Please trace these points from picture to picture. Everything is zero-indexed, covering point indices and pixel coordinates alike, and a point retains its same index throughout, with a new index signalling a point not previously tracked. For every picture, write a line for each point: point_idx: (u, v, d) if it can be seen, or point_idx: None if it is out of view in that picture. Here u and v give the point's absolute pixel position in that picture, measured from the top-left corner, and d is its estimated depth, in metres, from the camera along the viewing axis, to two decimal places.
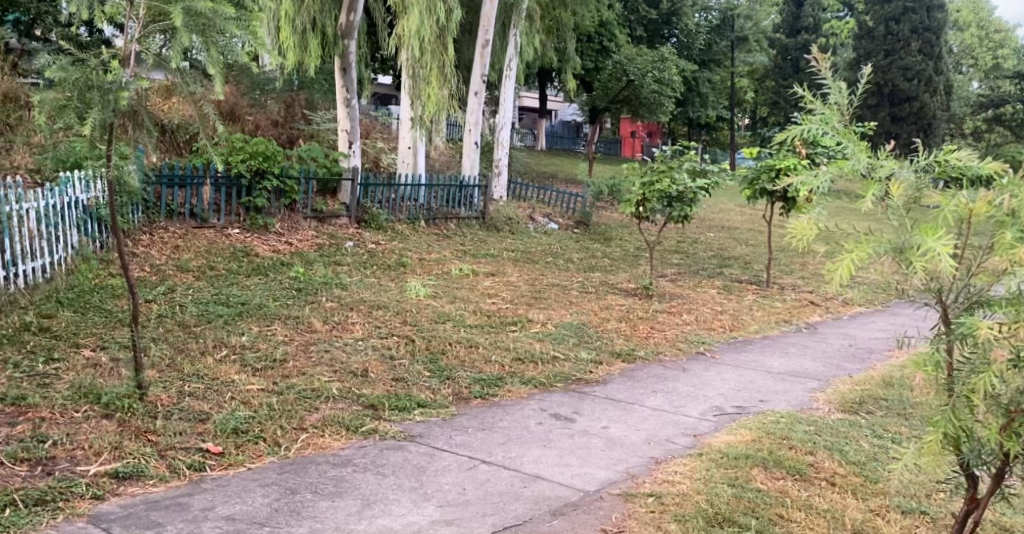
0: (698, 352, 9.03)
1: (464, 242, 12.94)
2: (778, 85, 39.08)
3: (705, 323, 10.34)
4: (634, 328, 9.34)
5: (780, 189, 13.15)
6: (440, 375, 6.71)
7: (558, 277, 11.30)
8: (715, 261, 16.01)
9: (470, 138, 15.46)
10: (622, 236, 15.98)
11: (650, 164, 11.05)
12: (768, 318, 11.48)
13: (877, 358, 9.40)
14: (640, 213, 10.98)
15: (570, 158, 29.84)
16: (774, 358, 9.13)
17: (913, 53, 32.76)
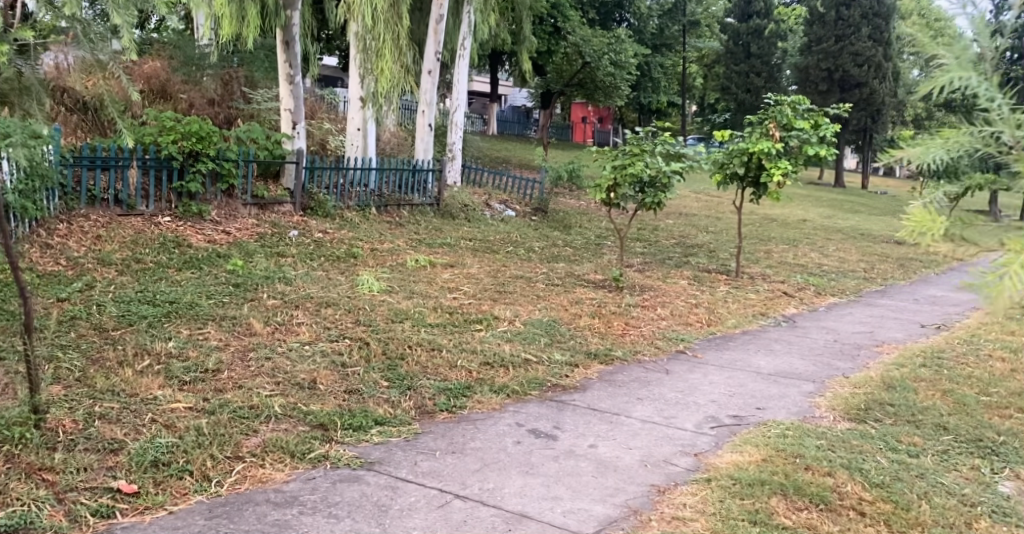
0: (677, 351, 8.26)
1: (419, 231, 12.06)
2: (730, 70, 38.52)
3: (681, 318, 9.58)
4: (609, 325, 8.54)
5: (753, 173, 12.50)
6: (399, 386, 5.83)
7: (521, 269, 10.46)
8: (680, 249, 15.34)
9: (424, 119, 14.50)
10: (584, 224, 15.17)
11: (620, 147, 10.25)
12: (744, 311, 10.76)
13: (868, 356, 8.78)
14: (611, 199, 10.19)
15: (524, 144, 28.91)
16: (761, 358, 8.40)
17: (863, 39, 33.79)
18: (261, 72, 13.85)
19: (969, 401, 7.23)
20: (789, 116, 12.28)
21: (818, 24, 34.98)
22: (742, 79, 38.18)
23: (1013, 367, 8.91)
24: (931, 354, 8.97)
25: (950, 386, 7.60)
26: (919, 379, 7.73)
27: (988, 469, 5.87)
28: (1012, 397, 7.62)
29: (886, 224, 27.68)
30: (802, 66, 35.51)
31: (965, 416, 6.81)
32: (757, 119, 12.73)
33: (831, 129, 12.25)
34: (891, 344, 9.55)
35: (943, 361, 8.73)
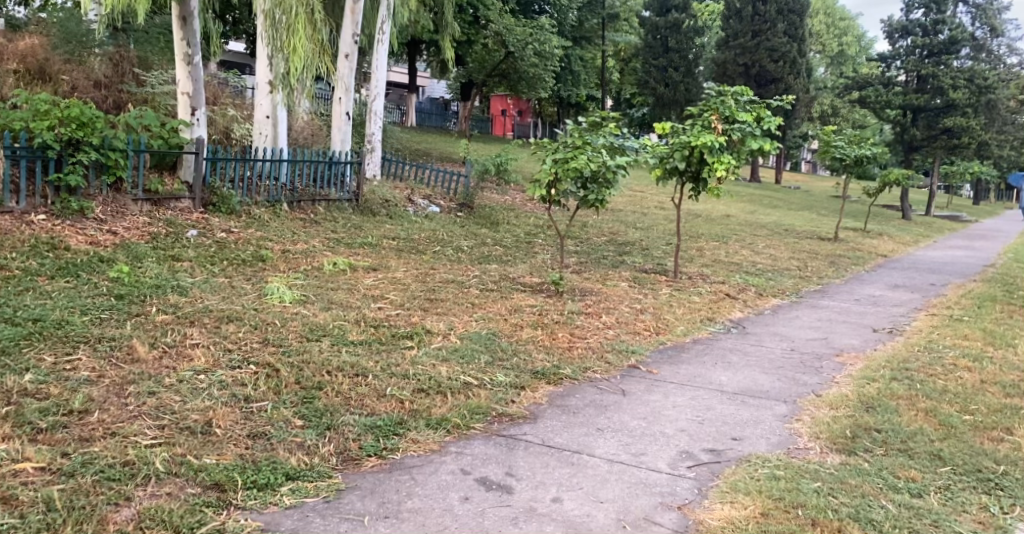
0: (630, 366, 7.31)
1: (337, 228, 10.96)
2: (649, 64, 37.75)
3: (628, 325, 8.59)
4: (554, 338, 7.54)
5: (696, 168, 11.51)
6: (317, 426, 4.82)
7: (451, 271, 9.46)
8: (612, 247, 13.74)
9: (341, 107, 13.34)
10: (512, 220, 14.19)
11: (559, 140, 9.29)
12: (691, 316, 9.71)
13: (831, 369, 8.06)
14: (550, 196, 9.28)
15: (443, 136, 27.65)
16: (721, 373, 7.52)
17: (779, 35, 33.64)
18: (156, 53, 12.49)
19: (954, 424, 6.55)
20: (731, 107, 11.37)
21: (734, 19, 34.57)
22: (660, 74, 37.51)
23: (981, 378, 8.31)
24: (896, 366, 8.28)
25: (930, 405, 6.93)
26: (895, 397, 7.02)
27: (998, 507, 5.15)
28: (993, 415, 7.01)
29: (807, 219, 27.44)
30: (719, 60, 35.12)
31: (956, 444, 6.10)
32: (698, 111, 11.77)
33: (775, 122, 11.44)
34: (850, 352, 8.88)
35: (909, 372, 8.05)
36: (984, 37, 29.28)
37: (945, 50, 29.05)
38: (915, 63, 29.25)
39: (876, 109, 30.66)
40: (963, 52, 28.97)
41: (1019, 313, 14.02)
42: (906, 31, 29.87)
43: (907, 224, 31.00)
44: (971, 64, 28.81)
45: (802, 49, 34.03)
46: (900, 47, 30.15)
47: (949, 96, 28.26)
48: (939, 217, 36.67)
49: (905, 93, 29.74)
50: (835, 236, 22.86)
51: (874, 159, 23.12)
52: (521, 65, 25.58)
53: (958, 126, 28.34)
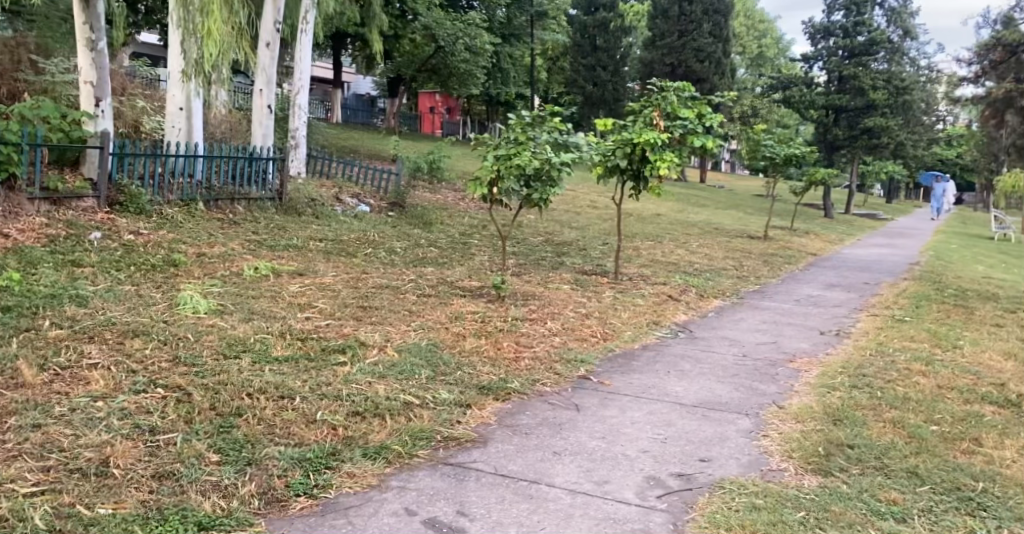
0: (580, 377, 6.78)
1: (258, 229, 10.20)
2: (578, 63, 37.27)
3: (574, 331, 8.06)
4: (499, 348, 6.95)
5: (639, 167, 10.98)
6: (236, 462, 4.23)
7: (384, 276, 8.81)
8: (549, 246, 13.25)
9: (262, 99, 12.53)
10: (445, 220, 13.56)
11: (499, 136, 8.76)
12: (637, 319, 9.14)
13: (788, 376, 7.66)
14: (492, 196, 8.73)
15: (369, 132, 26.83)
16: (676, 383, 7.02)
17: (705, 35, 33.61)
18: (58, 41, 11.59)
19: (924, 436, 6.17)
20: (674, 102, 10.86)
21: (660, 19, 34.37)
22: (588, 73, 37.08)
23: (938, 383, 8.03)
24: (853, 373, 7.93)
25: (896, 415, 6.56)
26: (859, 407, 6.63)
27: (986, 531, 4.75)
28: (959, 425, 6.70)
29: (736, 218, 27.40)
30: (646, 59, 34.95)
31: (931, 459, 5.71)
32: (639, 107, 11.25)
33: (718, 119, 11.00)
34: (804, 358, 8.51)
35: (868, 379, 7.69)
36: (901, 41, 29.31)
37: (864, 52, 29.35)
38: (836, 64, 29.51)
39: (799, 109, 30.84)
40: (881, 54, 29.28)
41: (954, 312, 13.96)
42: (827, 32, 30.18)
43: (831, 223, 31.27)
44: (888, 66, 29.17)
45: (727, 49, 34.09)
46: (821, 48, 30.41)
47: (869, 97, 28.62)
48: (858, 215, 37.21)
49: (827, 93, 29.99)
50: (765, 234, 22.77)
51: (802, 158, 23.15)
52: (451, 60, 24.97)
53: (879, 126, 28.74)
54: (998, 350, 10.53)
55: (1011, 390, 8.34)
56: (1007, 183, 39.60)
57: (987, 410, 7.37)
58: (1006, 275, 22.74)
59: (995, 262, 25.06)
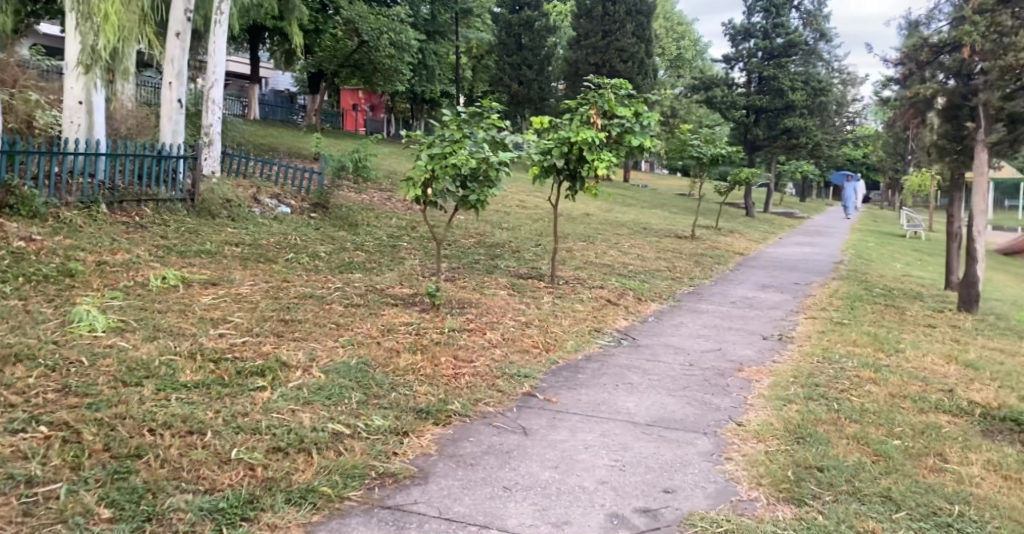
0: (525, 395, 6.25)
1: (168, 233, 9.42)
2: (502, 61, 36.40)
3: (515, 342, 7.52)
4: (437, 365, 6.37)
5: (575, 166, 10.49)
6: (130, 519, 3.87)
7: (308, 284, 8.13)
8: (481, 248, 12.64)
9: (171, 93, 11.66)
10: (371, 221, 12.88)
11: (433, 133, 8.16)
12: (578, 327, 8.64)
13: (740, 388, 7.26)
14: (426, 198, 8.15)
15: (287, 129, 25.79)
16: (626, 398, 6.54)
17: (628, 35, 33.38)
18: None
19: (891, 453, 5.81)
20: (611, 99, 10.34)
21: (585, 18, 33.95)
22: (513, 72, 36.34)
23: (890, 392, 7.74)
24: (805, 382, 7.57)
25: (858, 430, 6.20)
26: (820, 423, 6.25)
27: None
28: (920, 439, 6.37)
29: (663, 217, 27.21)
30: (570, 59, 34.50)
31: (904, 481, 5.35)
32: (575, 104, 10.60)
33: (655, 117, 10.58)
34: (752, 366, 8.15)
35: (822, 390, 7.34)
36: (815, 42, 29.97)
37: (783, 54, 29.59)
38: (757, 64, 29.58)
39: (720, 109, 30.88)
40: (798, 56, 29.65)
41: (888, 313, 13.86)
42: (747, 33, 30.25)
43: (754, 222, 31.42)
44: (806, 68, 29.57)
45: (649, 50, 33.93)
46: (742, 49, 30.43)
47: (788, 98, 28.83)
48: (777, 214, 37.54)
49: (748, 94, 30.07)
50: (693, 234, 22.55)
51: (727, 158, 23.01)
52: (374, 55, 24.11)
53: (798, 126, 29.06)
54: (938, 353, 10.36)
55: (960, 396, 8.10)
56: (915, 183, 40.62)
57: (943, 420, 7.09)
58: (926, 273, 23.02)
59: (912, 261, 25.42)
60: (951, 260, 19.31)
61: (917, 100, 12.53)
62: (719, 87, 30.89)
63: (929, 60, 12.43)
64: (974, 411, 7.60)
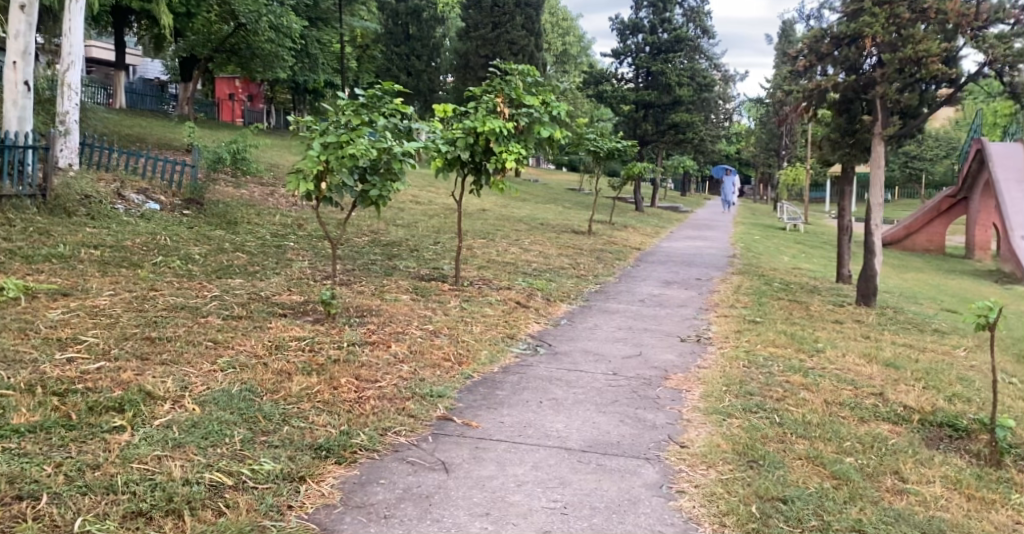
0: (442, 422, 5.47)
1: (11, 234, 8.17)
2: (390, 52, 35.12)
3: (423, 355, 6.68)
4: (337, 389, 5.55)
5: (481, 158, 9.68)
6: None
7: (180, 291, 7.11)
8: (374, 247, 11.66)
9: (17, 76, 10.29)
10: (253, 219, 11.75)
11: (325, 120, 7.25)
12: (489, 335, 7.82)
13: (672, 399, 6.62)
14: (320, 192, 7.21)
15: (159, 120, 24.02)
16: (553, 417, 5.81)
17: (518, 28, 32.36)
18: None
19: (849, 474, 5.22)
20: (518, 87, 9.63)
21: (474, 9, 32.69)
22: (402, 62, 35.03)
23: (825, 399, 7.22)
24: (737, 391, 6.99)
25: (809, 448, 5.63)
26: (768, 441, 5.65)
27: None
28: (873, 454, 5.83)
29: (557, 212, 26.60)
30: (461, 51, 33.27)
31: (875, 511, 4.74)
32: (480, 92, 9.81)
33: (563, 107, 9.94)
34: (677, 374, 7.54)
35: (757, 400, 6.76)
36: (699, 38, 29.94)
37: (670, 49, 29.51)
38: (645, 59, 29.38)
39: (611, 105, 30.21)
40: (684, 51, 29.59)
41: (795, 309, 13.57)
42: (635, 28, 29.90)
43: (645, 216, 31.23)
44: (691, 64, 29.53)
45: (539, 44, 32.77)
46: (630, 44, 30.11)
47: (676, 93, 28.79)
48: (664, 208, 37.54)
49: (636, 89, 29.77)
50: (589, 230, 21.99)
51: (622, 152, 22.60)
52: (253, 41, 22.67)
53: (685, 121, 29.11)
54: (857, 352, 10.00)
55: (894, 401, 7.63)
56: (790, 177, 41.59)
57: (885, 430, 6.59)
58: (815, 265, 23.17)
59: (799, 253, 25.62)
60: (843, 253, 19.36)
61: (817, 92, 12.25)
62: (609, 82, 30.49)
63: (830, 52, 12.10)
64: (911, 417, 7.15)
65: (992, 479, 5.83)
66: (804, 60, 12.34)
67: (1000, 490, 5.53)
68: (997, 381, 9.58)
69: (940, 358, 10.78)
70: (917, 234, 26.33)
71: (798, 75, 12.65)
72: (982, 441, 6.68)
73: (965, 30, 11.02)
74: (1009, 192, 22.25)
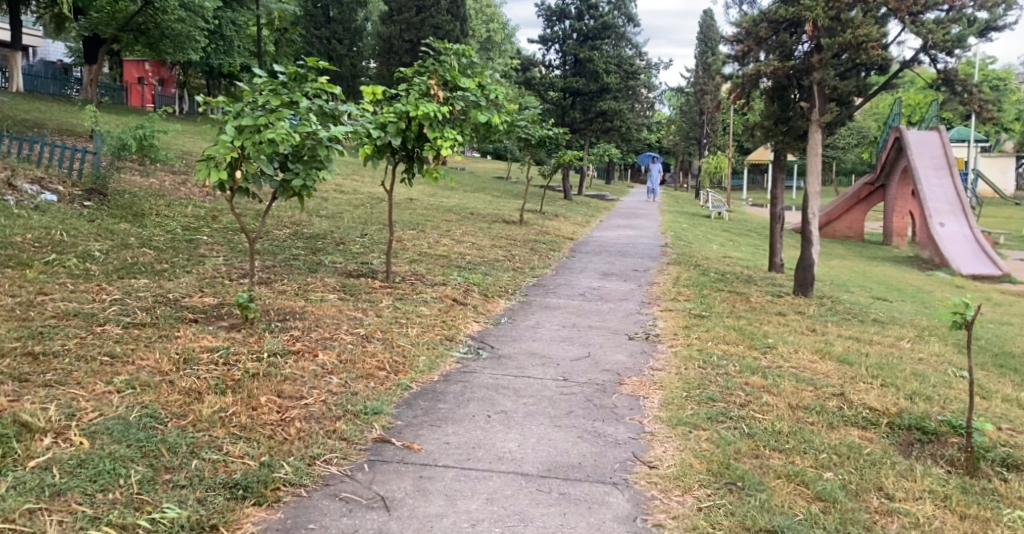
0: (380, 444, 4.82)
1: None
2: (309, 34, 33.50)
3: (354, 365, 5.97)
4: (255, 410, 4.86)
5: (414, 145, 8.96)
6: None
7: (75, 295, 6.31)
8: (297, 240, 10.81)
9: None
10: (161, 210, 10.80)
11: (239, 101, 6.45)
12: (426, 337, 7.13)
13: (629, 407, 6.05)
14: (234, 182, 6.39)
15: (60, 103, 22.50)
16: (504, 434, 5.20)
17: (443, 12, 31.21)
18: None
19: (834, 494, 4.72)
20: (453, 68, 8.93)
21: None
22: (323, 46, 33.64)
23: (789, 403, 6.73)
24: (697, 398, 6.45)
25: (785, 463, 5.14)
26: (743, 456, 5.13)
27: None
28: (851, 466, 5.35)
29: (485, 201, 25.89)
30: (383, 34, 32.02)
31: None
32: (412, 72, 9.07)
33: (500, 90, 9.28)
34: (631, 377, 6.97)
35: (722, 408, 6.23)
36: (625, 25, 29.53)
37: (597, 36, 28.97)
38: (573, 46, 28.77)
39: (540, 92, 29.56)
40: (611, 39, 29.11)
41: (738, 300, 13.18)
42: (562, 15, 29.29)
43: (574, 205, 30.73)
44: (619, 51, 29.08)
45: (465, 29, 31.70)
46: (557, 30, 29.45)
47: (604, 81, 28.32)
48: (591, 196, 37.14)
49: (564, 76, 29.16)
50: (520, 219, 21.35)
51: (551, 140, 22.02)
52: (161, 21, 21.32)
53: (613, 109, 28.68)
54: (808, 347, 9.59)
55: (858, 402, 7.17)
56: (714, 165, 41.64)
57: (857, 437, 6.11)
58: (744, 253, 23.00)
59: (728, 241, 25.46)
60: (775, 242, 19.16)
61: (754, 78, 11.77)
62: (536, 68, 29.82)
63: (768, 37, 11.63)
64: (878, 421, 6.69)
65: (978, 491, 5.38)
66: (741, 45, 11.82)
67: (989, 505, 5.09)
68: (950, 375, 9.26)
69: (888, 350, 10.47)
70: (837, 221, 26.39)
71: (734, 61, 12.12)
72: (957, 446, 6.26)
73: (902, 15, 10.59)
74: (927, 180, 22.64)
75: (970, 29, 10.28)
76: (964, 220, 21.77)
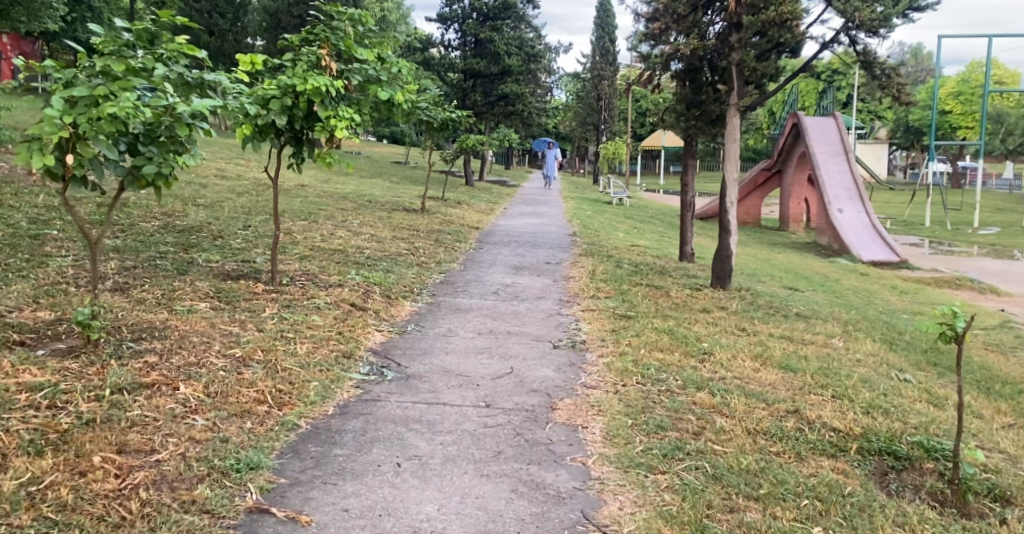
0: (262, 519, 3.75)
1: None
2: (188, 7, 31.17)
3: (227, 400, 4.76)
4: (84, 477, 3.82)
5: (305, 126, 7.68)
6: None
7: None
8: (167, 235, 9.39)
9: None
10: (3, 199, 9.22)
11: (75, 66, 5.14)
12: (319, 355, 5.94)
13: (565, 442, 5.01)
14: (67, 169, 5.10)
15: None
16: (420, 491, 4.15)
17: None
18: None
19: None
20: (348, 37, 7.69)
21: None
22: (203, 20, 31.40)
23: (746, 428, 5.78)
24: (644, 427, 5.42)
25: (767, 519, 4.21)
26: (716, 514, 4.20)
27: None
28: (835, 515, 4.48)
29: (381, 188, 24.50)
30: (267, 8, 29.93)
31: None
32: (301, 38, 7.77)
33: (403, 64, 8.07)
34: (562, 398, 5.92)
35: (676, 439, 5.26)
36: (525, 6, 28.37)
37: (498, 16, 27.68)
38: (472, 26, 27.44)
39: (437, 72, 28.17)
40: (512, 19, 27.90)
41: (659, 296, 12.33)
42: None
43: (475, 191, 29.60)
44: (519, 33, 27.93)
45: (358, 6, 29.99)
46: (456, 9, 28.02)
47: (505, 63, 27.19)
48: (491, 182, 36.07)
49: (464, 57, 27.83)
50: (420, 207, 20.12)
51: (452, 123, 20.73)
52: None
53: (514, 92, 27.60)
54: (745, 352, 8.71)
55: (819, 421, 6.26)
56: (612, 151, 41.10)
57: (831, 472, 5.21)
58: (651, 242, 22.30)
59: (634, 229, 24.80)
60: (686, 230, 18.48)
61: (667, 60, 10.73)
62: (433, 47, 28.42)
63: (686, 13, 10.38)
64: (846, 445, 5.78)
65: None
66: (659, 23, 10.45)
67: None
68: (896, 381, 8.52)
69: (824, 351, 9.72)
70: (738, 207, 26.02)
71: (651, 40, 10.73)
72: (943, 477, 5.41)
73: None
74: (826, 166, 22.31)
75: (894, 8, 9.52)
76: (862, 207, 21.53)
